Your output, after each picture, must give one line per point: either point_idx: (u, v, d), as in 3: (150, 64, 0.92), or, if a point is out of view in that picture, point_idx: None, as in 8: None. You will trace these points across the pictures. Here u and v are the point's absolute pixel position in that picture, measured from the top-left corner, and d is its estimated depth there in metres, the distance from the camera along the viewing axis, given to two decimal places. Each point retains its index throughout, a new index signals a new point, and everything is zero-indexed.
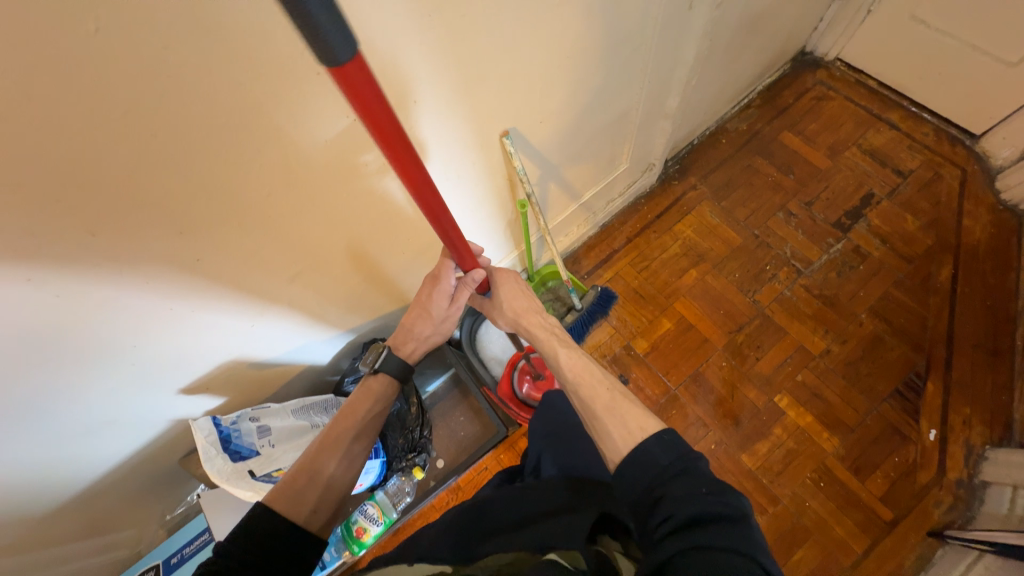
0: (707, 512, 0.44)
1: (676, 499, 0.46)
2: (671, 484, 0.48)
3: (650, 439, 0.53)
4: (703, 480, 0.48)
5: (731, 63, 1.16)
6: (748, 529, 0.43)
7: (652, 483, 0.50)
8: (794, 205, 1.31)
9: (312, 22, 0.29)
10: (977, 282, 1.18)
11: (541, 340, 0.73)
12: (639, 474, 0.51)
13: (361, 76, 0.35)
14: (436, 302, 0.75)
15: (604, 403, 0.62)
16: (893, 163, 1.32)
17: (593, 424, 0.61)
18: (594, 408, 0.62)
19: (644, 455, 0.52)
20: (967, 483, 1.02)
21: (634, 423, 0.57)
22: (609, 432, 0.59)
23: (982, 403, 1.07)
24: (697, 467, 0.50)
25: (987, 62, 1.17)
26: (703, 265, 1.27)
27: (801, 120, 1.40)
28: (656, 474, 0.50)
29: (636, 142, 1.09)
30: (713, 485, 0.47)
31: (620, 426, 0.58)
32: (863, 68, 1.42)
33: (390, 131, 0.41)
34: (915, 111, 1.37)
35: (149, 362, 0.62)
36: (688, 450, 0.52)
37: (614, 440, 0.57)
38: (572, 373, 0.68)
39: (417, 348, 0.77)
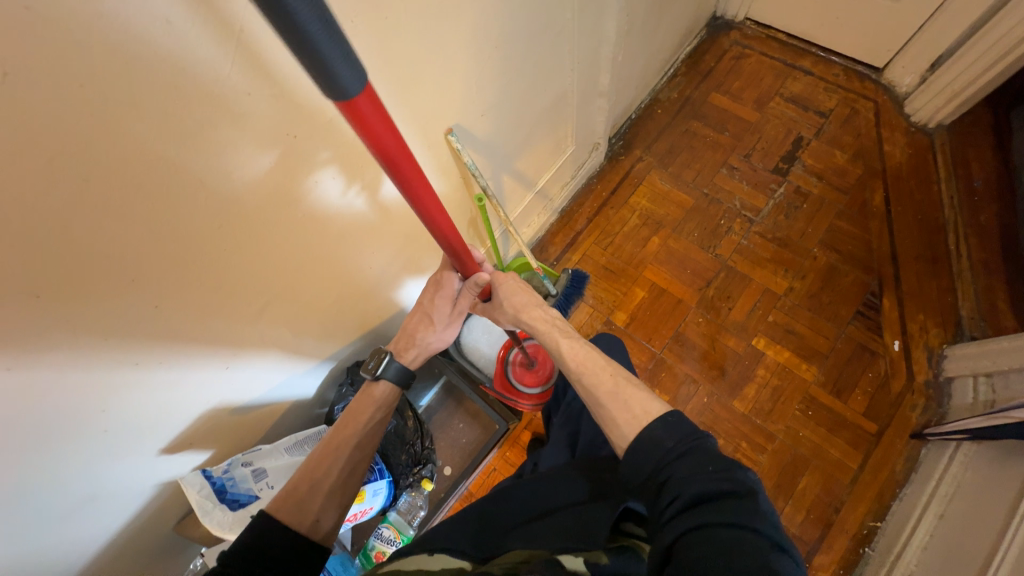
0: (711, 490, 0.46)
1: (682, 480, 0.48)
2: (675, 464, 0.51)
3: (655, 423, 0.55)
4: (708, 457, 0.50)
5: (651, 35, 1.21)
6: (754, 503, 0.44)
7: (658, 466, 0.52)
8: (735, 159, 1.38)
9: (327, 69, 0.33)
10: (906, 200, 1.28)
11: (541, 331, 0.74)
12: (644, 457, 0.53)
13: (366, 102, 0.38)
14: (440, 306, 0.78)
15: (608, 388, 0.63)
16: (814, 105, 1.41)
17: (598, 411, 0.63)
18: (597, 394, 0.64)
19: (648, 439, 0.54)
20: (934, 383, 1.10)
21: (638, 406, 0.59)
22: (611, 416, 0.61)
23: (932, 307, 1.17)
24: (704, 444, 0.52)
25: (874, 1, 1.27)
26: (663, 230, 1.32)
27: (725, 80, 1.47)
28: (661, 455, 0.52)
29: (578, 124, 1.12)
30: (719, 461, 0.49)
31: (624, 411, 0.60)
32: (770, 23, 1.51)
33: (392, 151, 0.44)
34: (823, 55, 1.47)
35: (125, 426, 0.59)
36: (695, 430, 0.54)
37: (617, 424, 0.59)
38: (574, 361, 0.69)
39: (419, 354, 0.77)
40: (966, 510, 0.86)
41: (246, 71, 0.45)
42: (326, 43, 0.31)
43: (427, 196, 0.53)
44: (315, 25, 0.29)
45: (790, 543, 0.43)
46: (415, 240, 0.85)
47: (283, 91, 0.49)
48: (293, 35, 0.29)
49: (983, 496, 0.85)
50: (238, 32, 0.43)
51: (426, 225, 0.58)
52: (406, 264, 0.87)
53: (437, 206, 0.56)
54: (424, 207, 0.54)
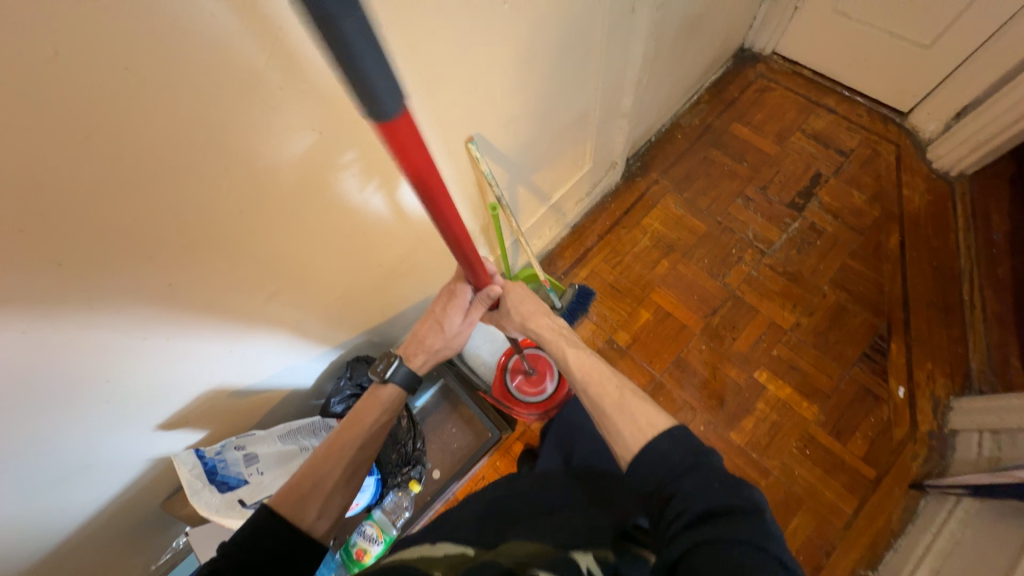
0: (719, 507, 0.46)
1: (688, 496, 0.48)
2: (684, 480, 0.50)
3: (660, 436, 0.55)
4: (715, 474, 0.50)
5: (678, 61, 1.23)
6: (762, 522, 0.45)
7: (664, 480, 0.52)
8: (751, 190, 1.38)
9: (369, 91, 0.34)
10: (922, 246, 1.26)
11: (549, 341, 0.75)
12: (650, 471, 0.53)
13: (402, 124, 0.39)
14: (451, 316, 0.78)
15: (613, 400, 0.64)
16: (835, 144, 1.41)
17: (604, 422, 0.63)
18: (602, 405, 0.64)
19: (653, 453, 0.54)
20: (938, 434, 1.08)
21: (642, 416, 0.59)
22: (617, 427, 0.61)
23: (941, 356, 1.15)
24: (711, 461, 0.51)
25: (903, 46, 1.28)
26: (673, 254, 1.32)
27: (747, 112, 1.48)
28: (669, 470, 0.52)
29: (597, 142, 1.13)
30: (726, 479, 0.49)
31: (629, 421, 0.60)
32: (797, 59, 1.52)
33: (422, 169, 0.46)
34: (848, 95, 1.47)
35: (128, 397, 0.60)
36: (700, 445, 0.53)
37: (623, 435, 0.59)
38: (580, 372, 0.70)
39: (427, 361, 0.78)
40: (966, 560, 0.84)
41: (279, 68, 0.47)
42: (371, 67, 0.32)
43: (450, 209, 0.54)
44: (363, 47, 0.31)
45: (796, 564, 0.43)
46: (426, 241, 0.86)
47: (315, 90, 0.51)
48: (342, 57, 0.31)
49: (984, 548, 0.83)
50: (279, 32, 0.45)
51: (446, 239, 0.59)
52: (416, 263, 0.88)
53: (461, 223, 0.57)
54: (447, 222, 0.55)
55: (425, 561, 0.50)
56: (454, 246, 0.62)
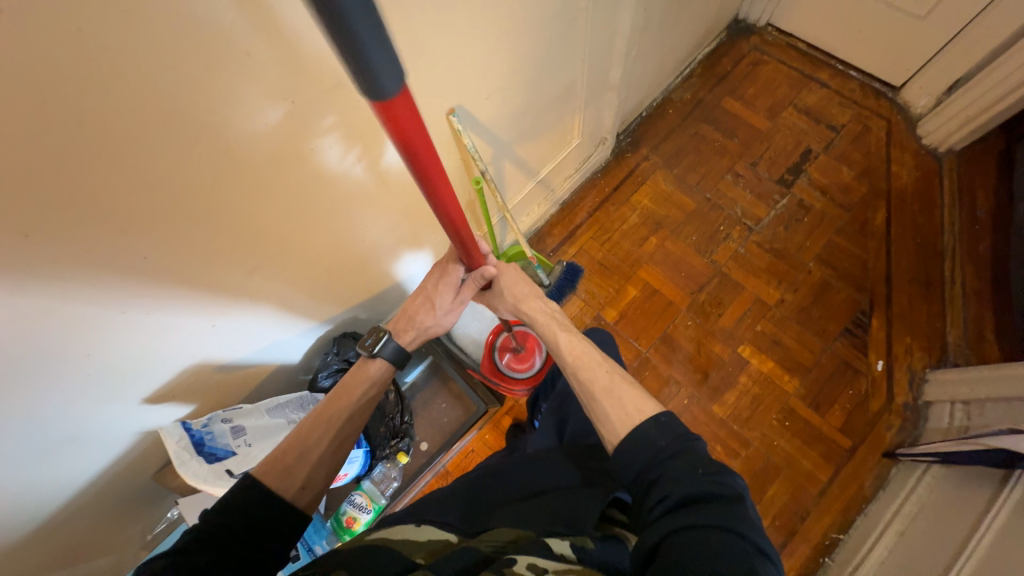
0: (702, 491, 0.48)
1: (672, 480, 0.50)
2: (668, 463, 0.52)
3: (647, 422, 0.56)
4: (698, 460, 0.52)
5: (669, 32, 1.20)
6: (741, 508, 0.47)
7: (648, 464, 0.54)
8: (741, 166, 1.37)
9: (369, 72, 0.34)
10: (907, 222, 1.27)
11: (541, 323, 0.76)
12: (636, 454, 0.55)
13: (402, 104, 0.39)
14: (442, 293, 0.79)
15: (603, 384, 0.65)
16: (826, 119, 1.40)
17: (590, 403, 0.64)
18: (592, 389, 0.65)
19: (640, 437, 0.55)
20: (912, 406, 1.11)
21: (631, 403, 0.60)
22: (605, 411, 0.62)
23: (920, 331, 1.17)
24: (695, 448, 0.54)
25: (899, 17, 1.26)
26: (662, 232, 1.32)
27: (740, 86, 1.46)
28: (653, 454, 0.54)
29: (585, 116, 1.11)
30: (709, 466, 0.51)
31: (618, 407, 0.61)
32: (792, 31, 1.49)
33: (420, 150, 0.46)
34: (841, 69, 1.45)
35: (109, 369, 0.60)
36: (686, 432, 0.56)
37: (611, 421, 0.60)
38: (572, 356, 0.70)
39: (414, 337, 0.78)
40: (930, 527, 0.89)
41: (246, 32, 0.45)
42: (372, 49, 0.32)
43: (446, 191, 0.54)
44: (362, 26, 0.30)
45: (770, 546, 0.46)
46: (410, 216, 0.85)
47: (287, 53, 0.49)
48: (341, 35, 0.30)
49: (946, 516, 0.87)
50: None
51: (441, 219, 0.60)
52: (401, 238, 0.88)
53: (455, 203, 0.58)
54: (443, 200, 0.55)
55: (407, 543, 0.52)
56: (449, 225, 0.62)
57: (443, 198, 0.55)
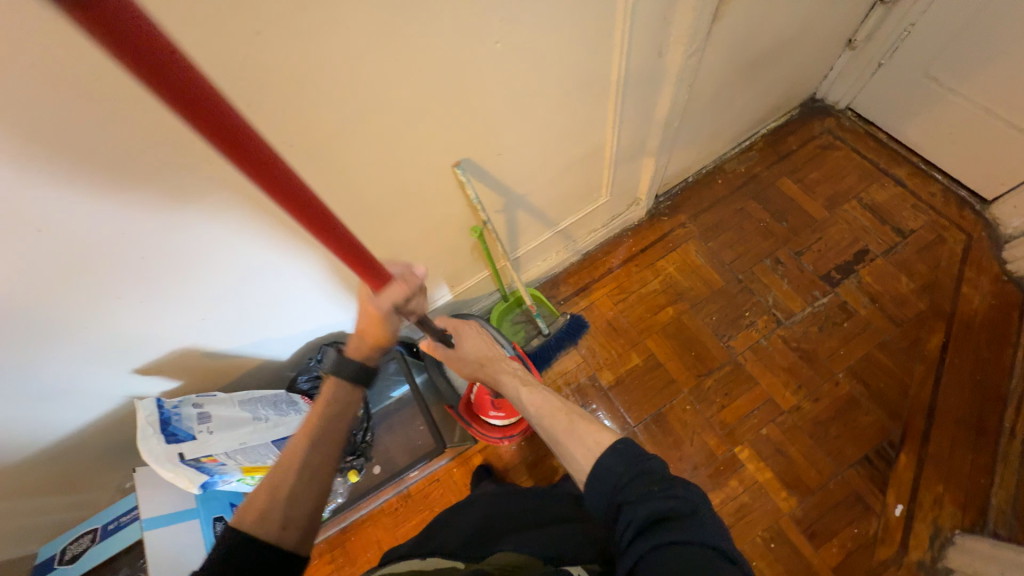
0: (664, 508, 0.47)
1: (634, 506, 0.48)
2: (628, 488, 0.50)
3: (606, 452, 0.54)
4: (654, 476, 0.50)
5: (724, 105, 1.16)
6: (700, 518, 0.46)
7: (613, 494, 0.51)
8: (783, 253, 1.28)
9: None
10: (968, 354, 1.12)
11: (506, 382, 0.77)
12: (599, 487, 0.52)
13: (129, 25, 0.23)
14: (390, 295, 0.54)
15: (564, 426, 0.62)
16: (893, 220, 1.27)
17: (557, 449, 0.61)
18: (553, 431, 0.63)
19: (600, 469, 0.53)
20: (928, 567, 0.96)
21: (590, 438, 0.58)
22: (570, 450, 0.59)
23: (957, 482, 1.01)
24: (650, 463, 0.52)
25: (997, 127, 1.12)
26: (681, 305, 1.26)
27: (802, 168, 1.37)
28: (614, 483, 0.51)
29: (616, 177, 1.10)
30: (666, 480, 0.50)
31: (578, 445, 0.58)
32: (873, 120, 1.38)
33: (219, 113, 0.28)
34: (924, 169, 1.32)
35: (130, 320, 0.68)
36: (641, 451, 0.53)
37: (575, 457, 0.58)
38: (533, 407, 0.69)
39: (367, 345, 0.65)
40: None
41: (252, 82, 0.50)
42: None
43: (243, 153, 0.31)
44: None
45: (738, 551, 0.46)
46: (413, 247, 0.89)
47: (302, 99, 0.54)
48: None
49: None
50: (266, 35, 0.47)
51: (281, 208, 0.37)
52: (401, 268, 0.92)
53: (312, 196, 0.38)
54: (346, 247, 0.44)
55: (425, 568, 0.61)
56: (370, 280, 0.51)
57: (306, 214, 0.38)
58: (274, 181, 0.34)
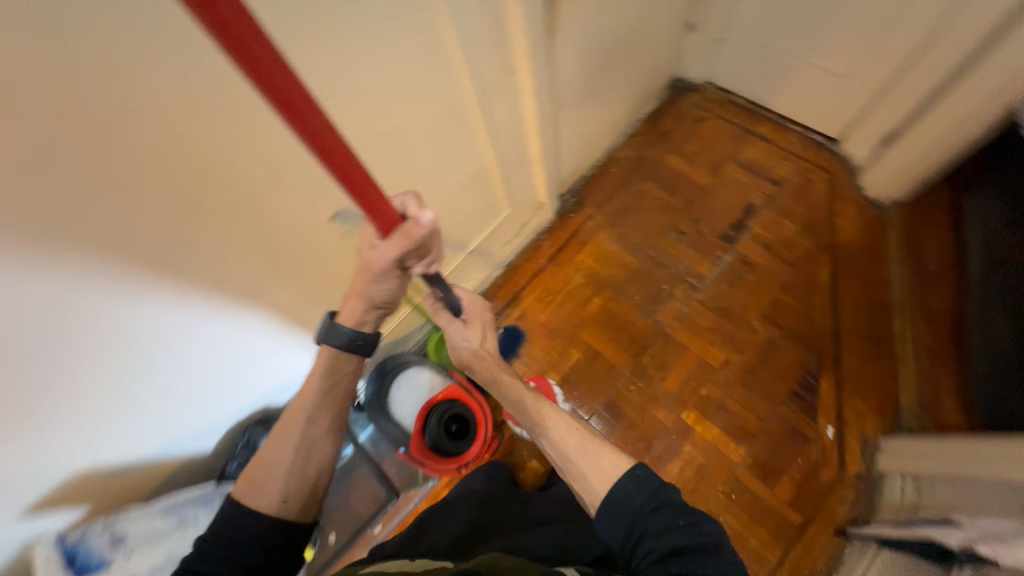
0: (681, 539, 0.53)
1: (657, 534, 0.55)
2: (650, 517, 0.57)
3: (626, 477, 0.61)
4: (677, 509, 0.57)
5: (595, 101, 1.23)
6: (719, 551, 0.53)
7: (634, 519, 0.57)
8: (684, 223, 1.38)
9: None
10: (854, 277, 1.25)
11: (511, 389, 0.79)
12: (619, 513, 0.58)
13: None
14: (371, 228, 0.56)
15: (575, 443, 0.69)
16: (767, 173, 1.40)
17: (569, 465, 0.67)
18: (567, 448, 0.69)
19: (622, 494, 0.59)
20: (866, 476, 1.06)
21: (607, 461, 0.65)
22: (583, 471, 0.65)
23: (871, 392, 1.13)
24: (671, 496, 0.59)
25: (824, 77, 1.28)
26: (605, 293, 1.31)
27: (682, 142, 1.49)
28: (635, 509, 0.58)
29: (510, 188, 1.13)
30: (688, 515, 0.57)
31: (594, 466, 0.65)
32: (731, 88, 1.51)
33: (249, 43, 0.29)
34: (781, 122, 1.46)
35: (45, 430, 0.62)
36: (662, 483, 0.60)
37: (589, 479, 0.64)
38: (541, 415, 0.74)
39: (359, 307, 0.65)
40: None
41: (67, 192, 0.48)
42: None
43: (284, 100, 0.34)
44: None
45: None
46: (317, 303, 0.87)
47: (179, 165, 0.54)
48: None
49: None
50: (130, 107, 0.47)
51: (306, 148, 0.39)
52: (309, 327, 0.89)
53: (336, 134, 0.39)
54: (354, 182, 0.44)
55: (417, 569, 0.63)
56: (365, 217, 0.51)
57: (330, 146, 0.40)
58: (298, 112, 0.35)
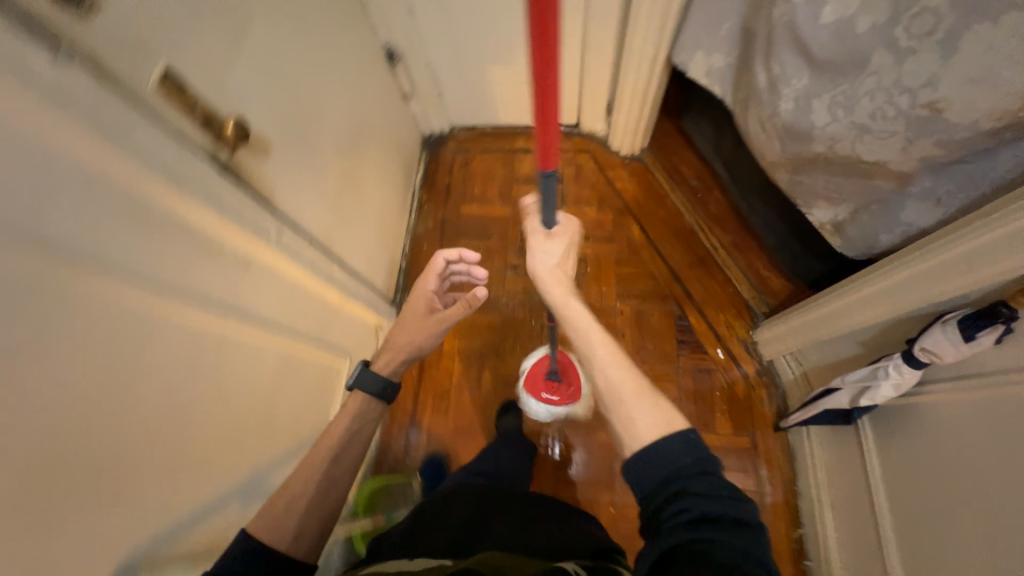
0: (721, 510, 0.48)
1: (696, 496, 0.48)
2: (694, 481, 0.50)
3: (676, 437, 0.53)
4: (723, 482, 0.50)
5: (366, 208, 1.17)
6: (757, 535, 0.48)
7: (669, 477, 0.51)
8: (513, 257, 1.41)
9: None
10: (656, 220, 1.41)
11: (577, 311, 0.70)
12: (657, 464, 0.52)
13: None
14: (432, 282, 0.91)
15: (630, 390, 0.59)
16: (547, 176, 1.51)
17: (614, 407, 0.59)
18: (620, 391, 0.60)
19: (662, 450, 0.52)
20: (764, 369, 1.21)
21: (656, 415, 0.56)
22: (630, 412, 0.57)
23: (724, 303, 1.29)
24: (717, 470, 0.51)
25: (534, 85, 1.41)
26: (490, 363, 1.30)
27: (466, 189, 1.52)
28: (676, 467, 0.51)
29: (335, 343, 1.00)
30: (732, 489, 0.50)
31: (639, 419, 0.56)
32: (473, 123, 1.59)
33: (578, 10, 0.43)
34: (529, 129, 1.58)
35: None
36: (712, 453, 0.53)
37: (636, 424, 0.56)
38: (603, 347, 0.65)
39: (393, 359, 0.81)
40: (836, 454, 1.01)
41: None
42: None
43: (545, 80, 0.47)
44: None
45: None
46: None
47: None
48: None
49: (838, 440, 1.00)
50: None
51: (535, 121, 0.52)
52: None
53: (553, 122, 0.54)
54: (546, 106, 0.50)
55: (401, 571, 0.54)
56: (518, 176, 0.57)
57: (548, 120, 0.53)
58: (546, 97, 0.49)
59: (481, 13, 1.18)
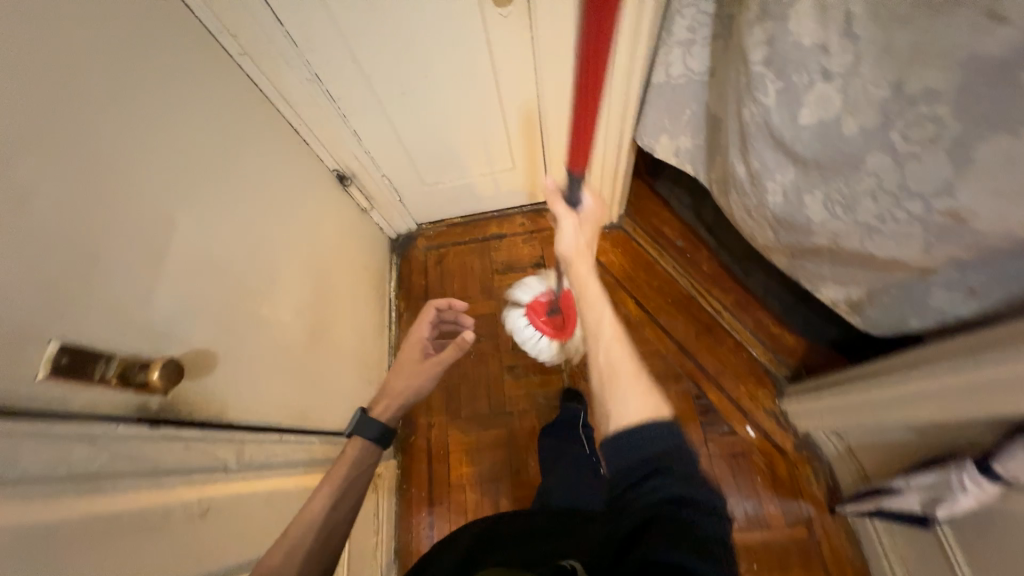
0: (690, 494, 0.48)
1: (671, 479, 0.49)
2: (671, 461, 0.51)
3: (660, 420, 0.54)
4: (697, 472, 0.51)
5: (340, 351, 1.06)
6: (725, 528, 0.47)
7: (650, 455, 0.51)
8: (508, 357, 1.31)
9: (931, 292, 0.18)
10: (650, 290, 1.32)
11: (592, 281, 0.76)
12: (636, 444, 0.53)
13: None
14: (424, 328, 1.04)
15: (632, 372, 0.63)
16: (527, 261, 1.43)
17: (605, 387, 0.62)
18: (619, 373, 0.63)
19: (644, 431, 0.53)
20: (801, 441, 1.11)
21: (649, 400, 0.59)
22: (617, 394, 0.61)
23: (742, 372, 1.19)
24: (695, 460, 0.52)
25: (498, 176, 1.35)
26: (505, 486, 1.18)
27: (445, 289, 1.44)
28: (653, 448, 0.52)
29: None
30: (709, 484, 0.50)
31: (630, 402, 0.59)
32: (440, 217, 1.51)
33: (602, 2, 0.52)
34: (499, 213, 1.50)
35: None
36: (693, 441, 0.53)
37: (625, 405, 0.58)
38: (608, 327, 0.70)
39: (391, 404, 0.90)
40: (913, 549, 0.89)
41: None
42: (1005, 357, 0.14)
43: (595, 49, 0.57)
44: None
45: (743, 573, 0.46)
46: None
47: None
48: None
49: (912, 534, 0.89)
50: None
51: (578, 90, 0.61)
52: None
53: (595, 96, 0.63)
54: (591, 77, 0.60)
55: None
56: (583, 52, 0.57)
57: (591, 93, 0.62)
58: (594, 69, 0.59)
59: (429, 121, 1.12)
